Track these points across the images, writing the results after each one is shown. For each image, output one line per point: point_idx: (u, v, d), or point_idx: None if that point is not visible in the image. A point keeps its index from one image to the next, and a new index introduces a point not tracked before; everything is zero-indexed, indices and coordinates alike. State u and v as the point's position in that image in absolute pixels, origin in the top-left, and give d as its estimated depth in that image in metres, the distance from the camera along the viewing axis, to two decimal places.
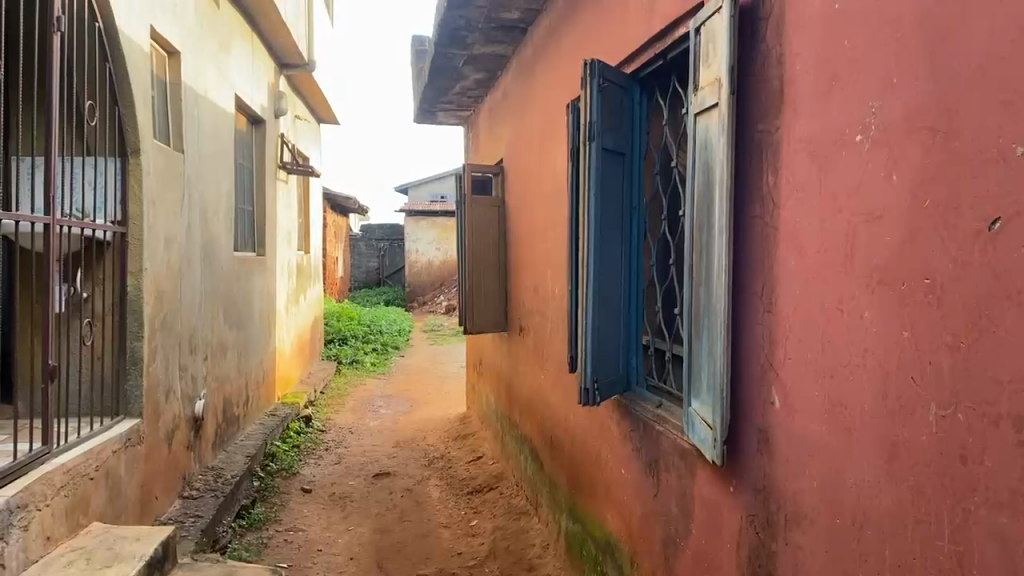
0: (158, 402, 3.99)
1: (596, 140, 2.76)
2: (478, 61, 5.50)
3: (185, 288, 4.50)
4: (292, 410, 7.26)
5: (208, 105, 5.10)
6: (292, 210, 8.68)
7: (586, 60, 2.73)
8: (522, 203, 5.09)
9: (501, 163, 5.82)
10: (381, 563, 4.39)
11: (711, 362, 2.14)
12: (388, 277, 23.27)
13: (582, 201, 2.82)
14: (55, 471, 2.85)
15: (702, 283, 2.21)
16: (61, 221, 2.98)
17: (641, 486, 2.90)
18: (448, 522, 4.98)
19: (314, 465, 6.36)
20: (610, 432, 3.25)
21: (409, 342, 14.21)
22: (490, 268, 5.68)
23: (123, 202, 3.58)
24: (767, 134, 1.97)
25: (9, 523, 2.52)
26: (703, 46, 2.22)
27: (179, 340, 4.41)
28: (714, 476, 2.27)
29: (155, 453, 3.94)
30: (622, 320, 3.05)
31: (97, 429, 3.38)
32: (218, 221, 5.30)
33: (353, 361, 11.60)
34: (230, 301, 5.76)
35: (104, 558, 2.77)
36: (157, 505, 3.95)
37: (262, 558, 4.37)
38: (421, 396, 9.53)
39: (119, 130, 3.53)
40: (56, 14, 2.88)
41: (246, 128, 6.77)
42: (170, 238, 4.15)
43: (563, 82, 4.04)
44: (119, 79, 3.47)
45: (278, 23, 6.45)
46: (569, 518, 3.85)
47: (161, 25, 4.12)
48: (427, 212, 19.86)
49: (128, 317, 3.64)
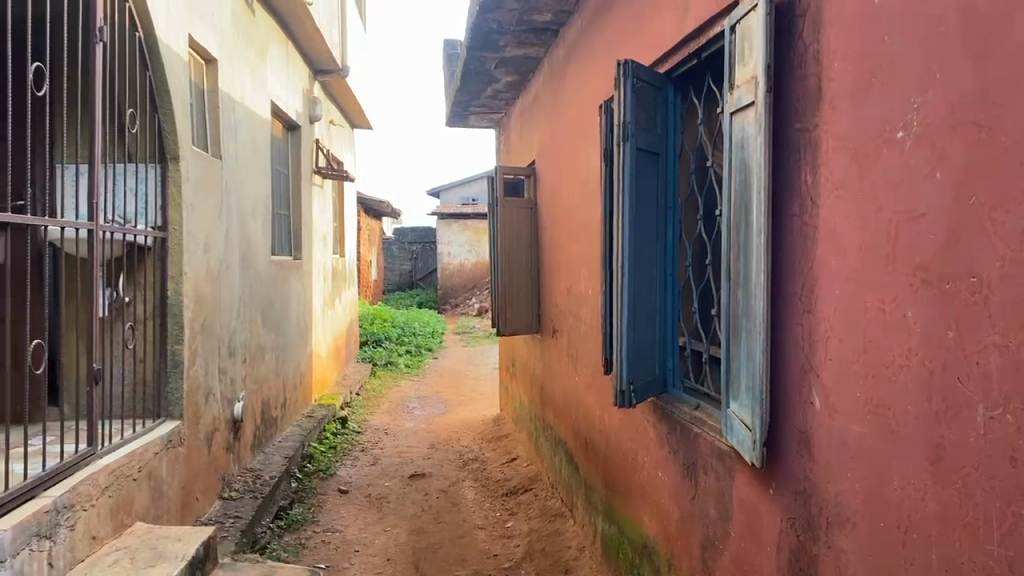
0: (198, 404, 4.05)
1: (630, 141, 2.75)
2: (510, 63, 5.50)
3: (224, 291, 4.57)
4: (328, 411, 7.36)
5: (245, 111, 5.18)
6: (327, 214, 8.76)
7: (619, 60, 2.73)
8: (555, 205, 5.08)
9: (534, 165, 5.83)
10: (417, 564, 4.42)
11: (750, 364, 2.12)
12: (421, 280, 23.39)
13: (617, 201, 2.81)
14: (100, 471, 2.91)
15: (741, 283, 2.19)
16: (104, 227, 3.04)
17: (678, 489, 2.87)
18: (484, 523, 4.99)
19: (351, 465, 6.43)
20: (645, 433, 3.24)
21: (442, 344, 14.29)
22: (524, 271, 5.68)
23: (163, 208, 3.65)
24: (805, 132, 1.94)
25: (57, 523, 2.59)
26: (738, 45, 2.20)
27: (219, 343, 4.48)
28: (754, 477, 2.24)
29: (197, 455, 4.01)
30: (656, 322, 3.03)
31: (140, 431, 3.45)
32: (256, 226, 5.38)
33: (387, 362, 11.71)
34: (268, 304, 5.85)
35: (149, 558, 2.82)
36: (198, 505, 4.03)
37: (300, 558, 4.42)
38: (455, 397, 9.58)
39: (159, 137, 3.61)
40: (98, 24, 2.96)
41: (283, 134, 6.86)
42: (209, 243, 4.22)
43: (595, 84, 4.03)
44: (160, 88, 3.55)
45: (312, 30, 6.53)
46: (605, 520, 3.83)
47: (199, 32, 4.19)
48: (458, 214, 19.93)
49: (168, 322, 3.71)
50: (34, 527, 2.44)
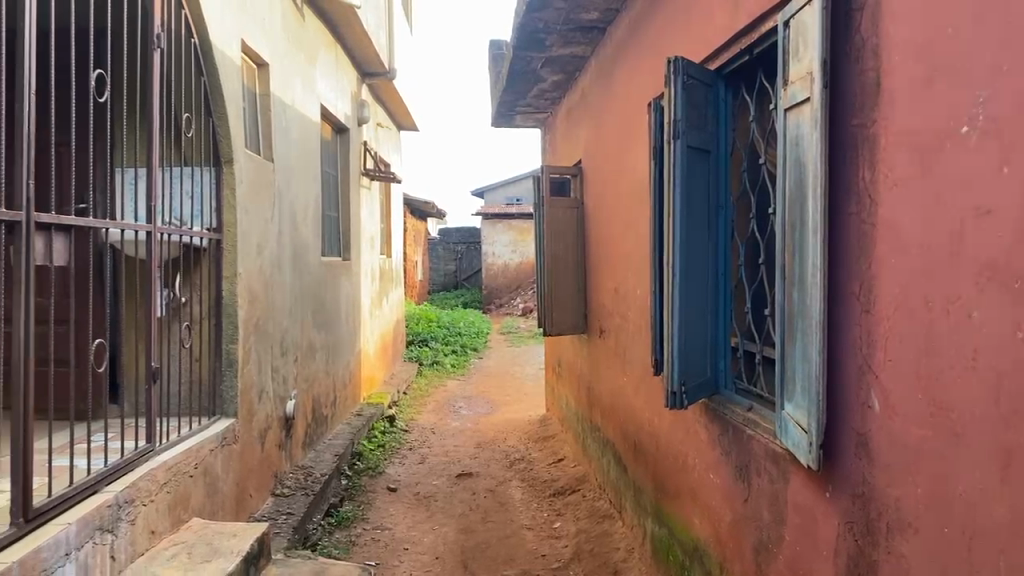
0: (252, 403, 4.13)
1: (681, 139, 2.73)
2: (556, 63, 5.49)
3: (277, 292, 4.65)
4: (376, 410, 7.43)
5: (296, 115, 5.26)
6: (375, 216, 8.85)
7: (670, 57, 2.71)
8: (602, 204, 5.05)
9: (580, 164, 5.80)
10: (466, 563, 4.44)
11: (806, 365, 2.08)
12: (466, 280, 23.46)
13: (668, 199, 2.78)
14: (159, 468, 2.99)
15: (796, 283, 2.15)
16: (162, 229, 3.12)
17: (730, 492, 2.83)
18: (531, 524, 4.98)
19: (399, 464, 6.49)
20: (696, 434, 3.20)
21: (487, 344, 14.33)
22: (570, 271, 5.66)
23: (218, 210, 3.74)
24: (862, 128, 1.90)
25: (118, 517, 2.66)
26: (792, 40, 2.16)
27: (272, 342, 4.56)
28: (810, 480, 2.20)
29: (250, 452, 4.08)
30: (708, 322, 3.00)
31: (196, 429, 3.53)
32: (306, 228, 5.46)
33: (433, 362, 11.79)
34: (318, 304, 5.93)
35: (205, 553, 2.88)
36: (252, 502, 4.11)
37: (351, 555, 4.48)
38: (501, 397, 9.60)
39: (214, 141, 3.69)
40: (156, 31, 3.04)
41: (331, 136, 6.95)
42: (262, 244, 4.29)
43: (643, 82, 3.99)
44: (214, 93, 3.63)
45: (360, 33, 6.60)
46: (655, 522, 3.80)
47: (252, 37, 4.27)
48: (502, 214, 19.97)
49: (223, 321, 3.79)
50: (97, 521, 2.51)
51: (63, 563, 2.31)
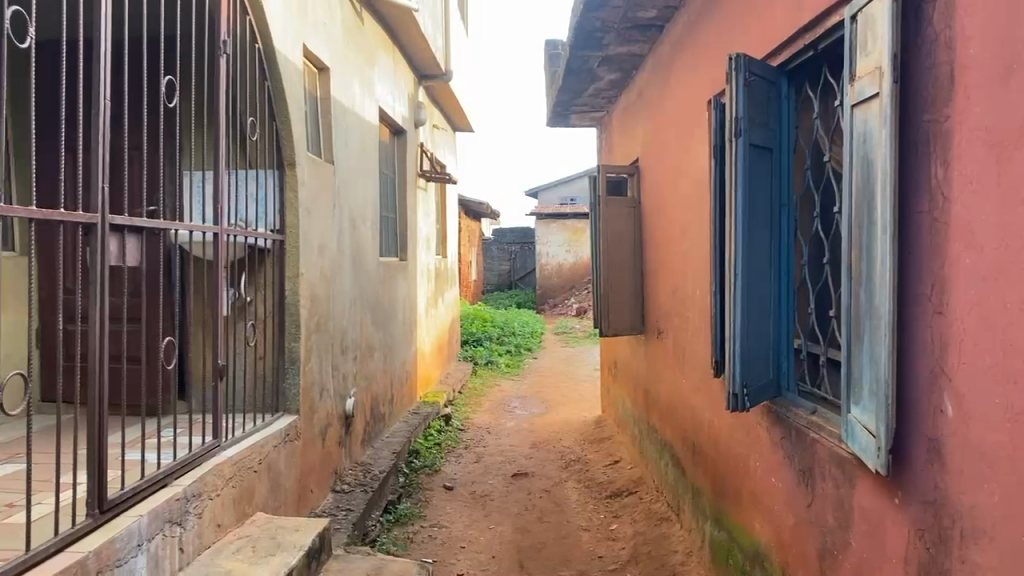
0: (314, 400, 4.21)
1: (743, 137, 2.69)
2: (613, 61, 5.46)
3: (337, 291, 4.73)
4: (432, 409, 7.50)
5: (355, 117, 5.34)
6: (431, 217, 8.93)
7: (731, 54, 2.67)
8: (660, 204, 5.00)
9: (637, 163, 5.75)
10: (522, 562, 4.45)
11: (874, 367, 2.03)
12: (519, 280, 23.48)
13: (729, 197, 2.75)
14: (225, 463, 3.07)
15: (863, 283, 2.09)
16: (228, 231, 3.20)
17: (793, 496, 2.78)
18: (587, 525, 4.96)
19: (455, 462, 6.55)
20: (758, 437, 3.15)
21: (541, 344, 14.33)
22: (627, 271, 5.62)
23: (281, 211, 3.82)
24: (934, 124, 1.85)
25: (186, 510, 2.74)
26: (859, 34, 2.11)
27: (332, 341, 4.64)
28: (878, 486, 2.14)
29: (312, 449, 4.17)
30: (770, 323, 2.94)
31: (259, 425, 3.62)
32: (365, 229, 5.55)
33: (488, 361, 11.84)
34: (377, 304, 6.02)
35: (269, 547, 2.95)
36: (313, 497, 4.19)
37: (409, 552, 4.55)
38: (556, 398, 9.59)
39: (276, 143, 3.77)
40: (223, 38, 3.12)
41: (389, 139, 7.05)
42: (323, 244, 4.37)
43: (702, 79, 3.94)
44: (276, 97, 3.71)
45: (418, 36, 6.66)
46: (714, 525, 3.75)
47: (313, 43, 4.36)
48: (557, 214, 19.93)
49: (286, 320, 3.87)
50: (167, 514, 2.59)
51: (136, 554, 2.39)
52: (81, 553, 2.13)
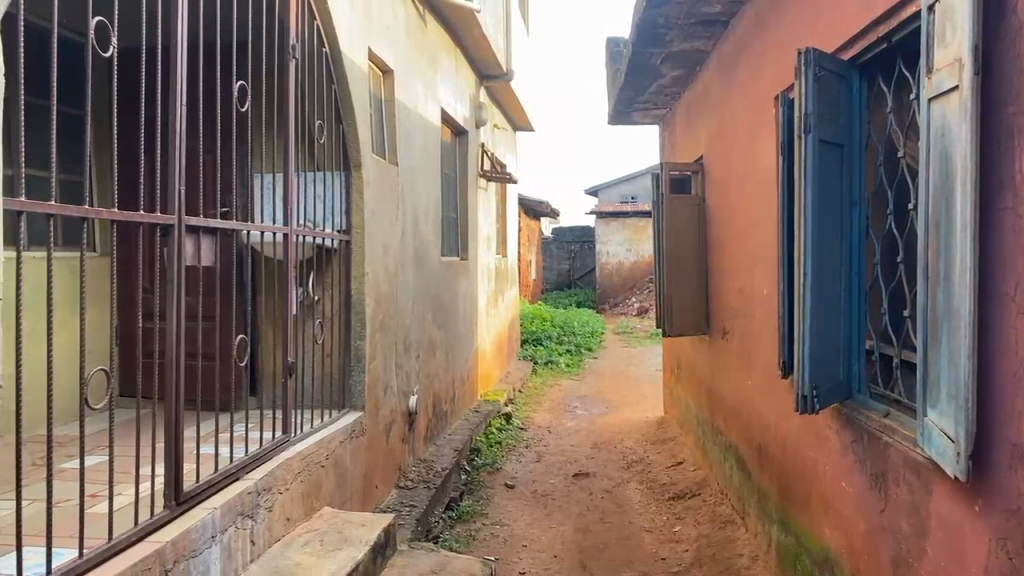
0: (379, 397, 4.28)
1: (812, 133, 2.64)
2: (676, 58, 5.40)
3: (400, 291, 4.81)
4: (494, 407, 7.54)
5: (418, 117, 5.41)
6: (491, 217, 8.98)
7: (800, 49, 2.62)
8: (725, 201, 4.92)
9: (701, 160, 5.67)
10: (584, 562, 4.44)
11: (952, 370, 1.96)
12: (579, 279, 23.38)
13: (798, 195, 2.69)
14: (293, 458, 3.14)
15: (941, 282, 2.02)
16: (297, 231, 3.28)
17: (865, 501, 2.70)
18: (650, 527, 4.93)
19: (516, 461, 6.57)
20: (827, 440, 3.07)
21: (601, 343, 14.25)
22: (690, 269, 5.55)
23: (347, 212, 3.90)
24: (1018, 117, 1.78)
25: (257, 503, 2.82)
26: (937, 25, 2.04)
27: (396, 339, 4.71)
28: (956, 493, 2.07)
29: (376, 445, 4.24)
30: (840, 323, 2.87)
31: (327, 421, 3.70)
32: (428, 229, 5.61)
33: (548, 361, 11.83)
34: (439, 302, 6.08)
35: (337, 541, 3.01)
36: (378, 493, 4.27)
37: (471, 549, 4.59)
38: (617, 398, 9.52)
39: (342, 145, 3.85)
40: (292, 43, 3.20)
41: (450, 140, 7.11)
42: (388, 244, 4.44)
43: (769, 74, 3.86)
44: (343, 100, 3.79)
45: (480, 37, 6.70)
46: (781, 529, 3.68)
47: (378, 46, 4.44)
48: (617, 213, 19.78)
49: (352, 319, 3.95)
50: (239, 507, 2.66)
51: (210, 544, 2.47)
52: (160, 542, 2.21)
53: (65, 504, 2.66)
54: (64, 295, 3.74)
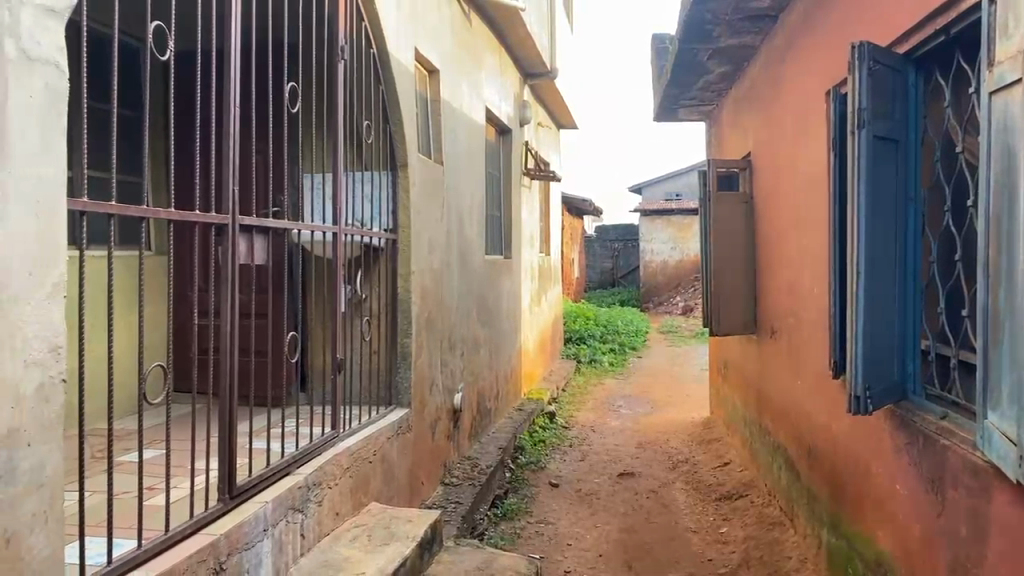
0: (424, 394, 4.32)
1: (866, 128, 2.58)
2: (723, 54, 5.34)
3: (446, 289, 4.84)
4: (537, 405, 7.54)
5: (463, 116, 5.44)
6: (535, 215, 8.98)
7: (854, 42, 2.57)
8: (774, 199, 4.85)
9: (749, 157, 5.60)
10: (629, 562, 4.42)
11: (1014, 371, 1.90)
12: (623, 278, 23.21)
13: (852, 192, 2.64)
14: (342, 454, 3.19)
15: (1002, 281, 1.96)
16: (345, 230, 3.33)
17: (920, 505, 2.64)
18: (696, 527, 4.88)
19: (560, 460, 6.57)
20: (880, 442, 3.01)
21: (646, 342, 14.13)
22: (737, 268, 5.48)
23: (393, 211, 3.94)
24: None
25: (308, 498, 2.86)
26: (998, 16, 1.99)
27: (441, 337, 4.75)
28: (1018, 498, 2.01)
29: (422, 442, 4.28)
30: (895, 323, 2.80)
31: (374, 418, 3.74)
32: (472, 227, 5.64)
33: (592, 360, 11.78)
34: (483, 300, 6.11)
35: (384, 537, 3.04)
36: (424, 489, 4.30)
37: (516, 547, 4.61)
38: (662, 397, 9.45)
39: (390, 145, 3.89)
40: (341, 44, 3.25)
41: (494, 139, 7.13)
42: (433, 243, 4.48)
43: (819, 71, 3.80)
44: (390, 100, 3.83)
45: (524, 35, 6.70)
46: (832, 532, 3.61)
47: (424, 46, 4.47)
48: (661, 211, 19.60)
49: (398, 316, 3.99)
50: (290, 502, 2.71)
51: (262, 538, 2.52)
52: (214, 535, 2.26)
53: (124, 496, 2.75)
54: (124, 292, 3.87)
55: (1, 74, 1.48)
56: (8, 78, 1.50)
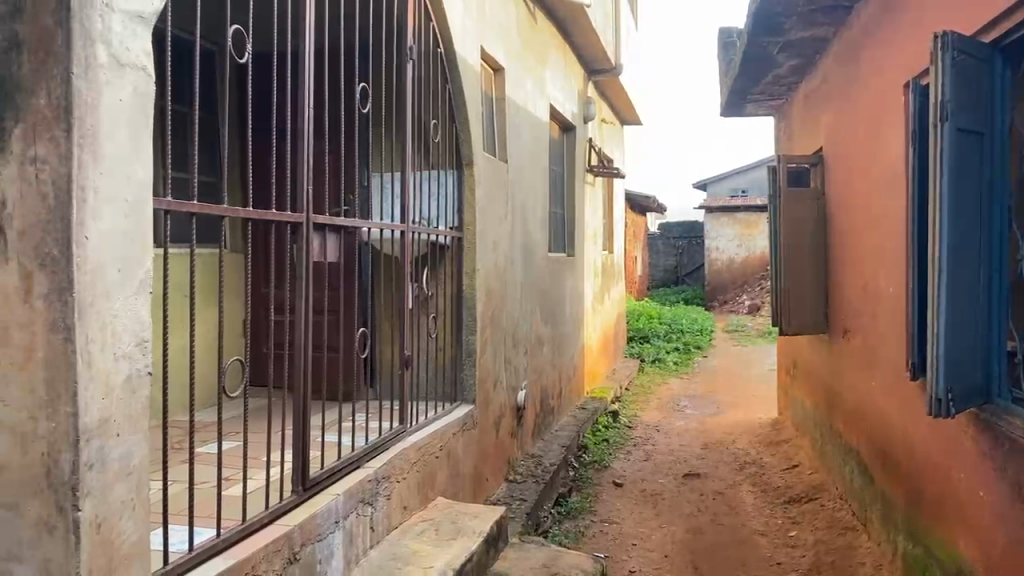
0: (489, 391, 4.34)
1: (950, 121, 2.50)
2: (795, 47, 5.22)
3: (510, 287, 4.86)
4: (601, 404, 7.51)
5: (528, 114, 5.44)
6: (598, 212, 8.93)
7: (938, 32, 2.49)
8: (847, 195, 4.72)
9: (821, 153, 5.46)
10: (695, 564, 4.37)
11: None
12: (687, 276, 22.87)
13: (933, 188, 2.56)
14: (409, 448, 3.23)
15: None
16: (413, 228, 3.37)
17: (1004, 512, 2.54)
18: (764, 530, 4.78)
19: (624, 459, 6.53)
20: (962, 447, 2.90)
21: (712, 341, 13.89)
22: (809, 267, 5.35)
23: (459, 209, 3.98)
24: None
25: (377, 491, 2.91)
26: None
27: (505, 335, 4.77)
28: None
29: (487, 439, 4.31)
30: (979, 323, 2.70)
31: (440, 414, 3.78)
32: (536, 226, 5.64)
33: (656, 360, 11.65)
34: (546, 298, 6.11)
35: (451, 531, 3.08)
36: (488, 486, 4.33)
37: (581, 545, 4.61)
38: (728, 398, 9.29)
39: (456, 144, 3.93)
40: (409, 44, 3.30)
41: (558, 136, 7.12)
42: (498, 241, 4.50)
43: (896, 63, 3.68)
44: (457, 99, 3.86)
45: (588, 32, 6.67)
46: (908, 539, 3.50)
47: (490, 44, 4.50)
48: (727, 207, 19.24)
49: (463, 314, 4.03)
50: (359, 495, 2.76)
51: (334, 530, 2.57)
52: (289, 526, 2.32)
53: (204, 486, 2.85)
54: (206, 291, 4.01)
55: (94, 80, 1.55)
56: (100, 84, 1.56)
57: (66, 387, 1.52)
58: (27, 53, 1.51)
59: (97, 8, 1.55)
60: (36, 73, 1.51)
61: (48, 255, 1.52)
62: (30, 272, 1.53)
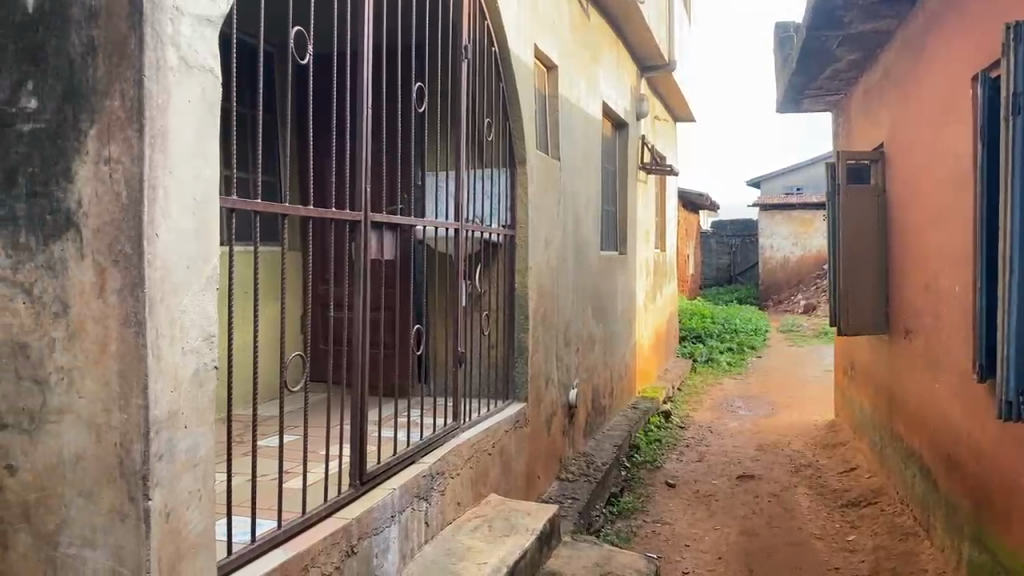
0: (541, 388, 4.35)
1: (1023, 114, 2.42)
2: (854, 41, 5.10)
3: (562, 285, 4.86)
4: (653, 404, 7.44)
5: (580, 111, 5.43)
6: (650, 209, 8.84)
7: (1011, 23, 2.41)
8: (909, 192, 4.60)
9: (882, 148, 5.33)
10: (750, 566, 4.30)
11: None
12: (740, 275, 22.51)
13: (1005, 183, 2.48)
14: (462, 444, 3.25)
15: None
16: (467, 226, 3.40)
17: None
18: (821, 534, 4.69)
19: (676, 459, 6.47)
20: None
21: (766, 342, 13.64)
22: (868, 265, 5.23)
23: (511, 208, 4.00)
24: None
25: (431, 487, 2.94)
26: None
27: (557, 333, 4.77)
28: None
29: (539, 437, 4.31)
30: None
31: (493, 411, 3.80)
32: (588, 224, 5.62)
33: (708, 360, 11.50)
34: (598, 297, 6.09)
35: (504, 529, 3.08)
36: (540, 484, 4.33)
37: (633, 545, 4.58)
38: (782, 399, 9.12)
39: (509, 143, 3.95)
40: (464, 43, 3.34)
41: (610, 134, 7.08)
42: (550, 239, 4.50)
43: (961, 56, 3.58)
44: (511, 98, 3.88)
45: (641, 29, 6.61)
46: (974, 546, 3.39)
47: (543, 43, 4.50)
48: (782, 205, 18.88)
49: (515, 312, 4.05)
50: (414, 490, 2.79)
51: (389, 524, 2.60)
52: (347, 519, 2.36)
53: (265, 479, 2.91)
54: (268, 288, 4.10)
55: (165, 82, 1.59)
56: (170, 84, 1.61)
57: (137, 380, 1.57)
58: (102, 57, 1.57)
59: (167, 12, 1.59)
60: (111, 76, 1.56)
61: (121, 252, 1.57)
62: (104, 268, 1.58)
